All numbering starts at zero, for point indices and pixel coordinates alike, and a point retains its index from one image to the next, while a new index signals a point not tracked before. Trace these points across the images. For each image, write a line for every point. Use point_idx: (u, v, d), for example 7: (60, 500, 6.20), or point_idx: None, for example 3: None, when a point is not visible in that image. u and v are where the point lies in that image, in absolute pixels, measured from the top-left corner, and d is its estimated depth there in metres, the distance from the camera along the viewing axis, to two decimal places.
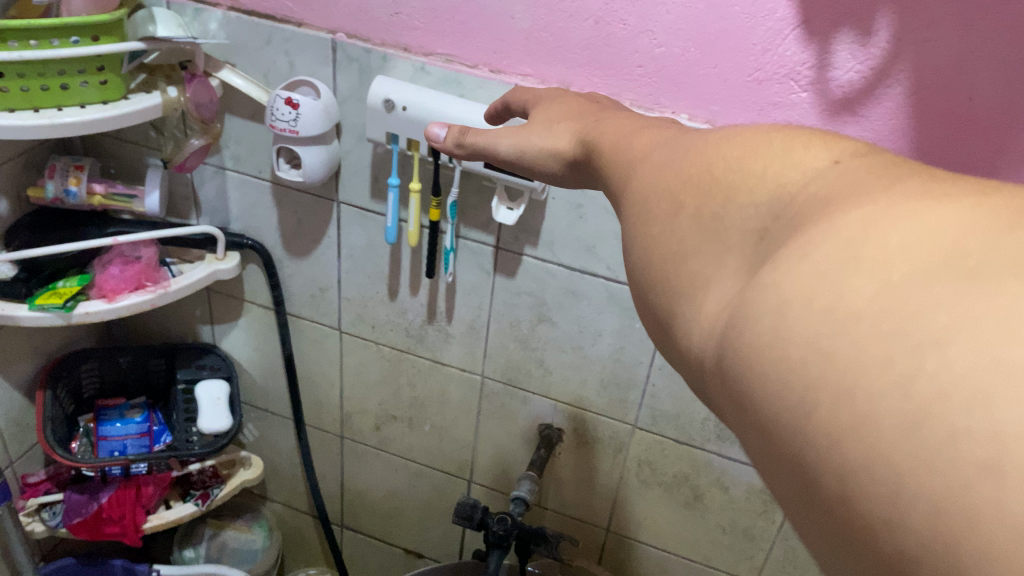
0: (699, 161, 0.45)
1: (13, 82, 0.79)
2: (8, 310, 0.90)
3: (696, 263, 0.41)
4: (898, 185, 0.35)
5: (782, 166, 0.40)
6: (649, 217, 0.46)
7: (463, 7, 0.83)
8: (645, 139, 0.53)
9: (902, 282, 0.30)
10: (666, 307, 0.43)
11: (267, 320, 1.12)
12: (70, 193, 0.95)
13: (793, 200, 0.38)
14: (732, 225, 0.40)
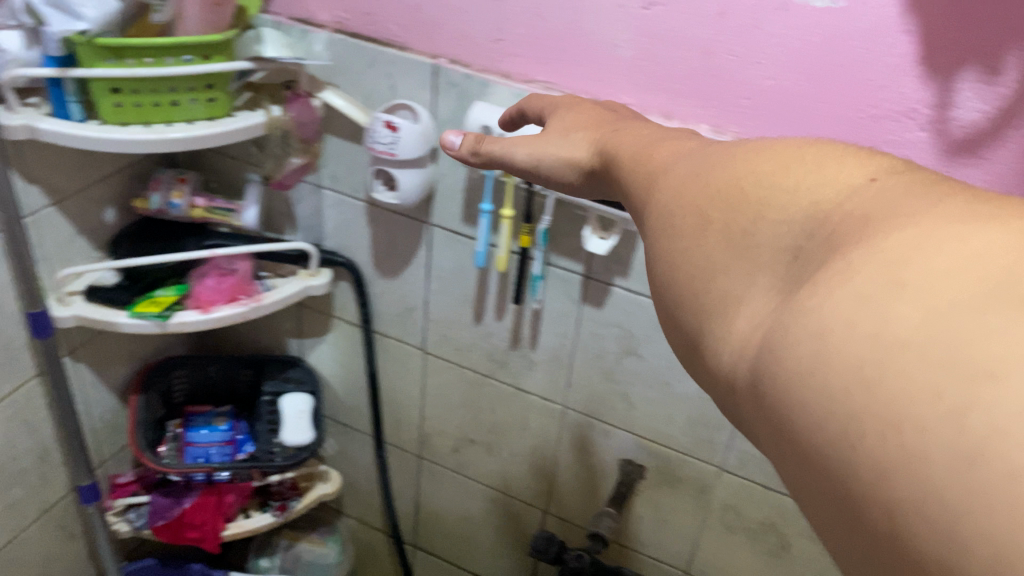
0: (723, 172, 0.36)
1: (127, 98, 0.82)
2: (109, 316, 0.94)
3: (726, 284, 0.33)
4: (943, 204, 0.28)
5: (818, 185, 0.32)
6: (673, 229, 0.37)
7: (565, 32, 0.78)
8: (665, 148, 0.44)
9: (951, 312, 0.24)
10: (684, 334, 0.35)
11: (354, 337, 1.13)
12: (173, 206, 0.98)
13: (825, 219, 0.30)
14: (764, 244, 0.32)
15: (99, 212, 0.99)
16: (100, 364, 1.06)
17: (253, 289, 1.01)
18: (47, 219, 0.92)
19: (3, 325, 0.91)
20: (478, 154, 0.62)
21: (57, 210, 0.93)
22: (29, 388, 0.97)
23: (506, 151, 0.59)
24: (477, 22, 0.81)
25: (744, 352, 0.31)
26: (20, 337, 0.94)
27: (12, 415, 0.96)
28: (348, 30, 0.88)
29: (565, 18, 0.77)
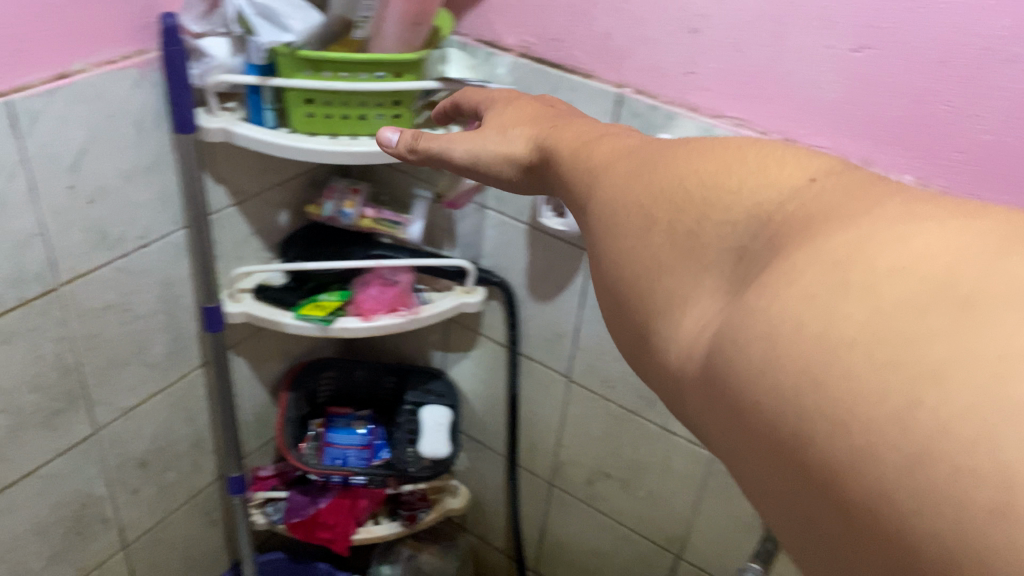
0: (665, 175, 0.41)
1: (319, 108, 0.85)
2: (276, 316, 0.97)
3: (675, 281, 0.37)
4: (880, 208, 0.32)
5: (765, 189, 0.36)
6: (620, 227, 0.42)
7: (764, 69, 0.75)
8: (605, 147, 0.49)
9: (890, 311, 0.27)
10: (633, 328, 0.40)
11: (499, 357, 1.12)
12: (344, 215, 1.00)
13: (770, 220, 0.35)
14: (709, 243, 0.36)
15: (273, 214, 1.02)
16: (257, 360, 1.09)
17: (411, 301, 1.01)
18: (227, 218, 0.96)
19: (177, 316, 0.95)
20: (416, 152, 0.69)
21: (237, 210, 0.96)
22: (193, 377, 1.01)
23: (442, 147, 0.66)
24: (670, 54, 0.80)
25: (694, 344, 0.35)
26: (190, 328, 0.97)
27: (175, 402, 1.00)
28: (534, 55, 0.89)
29: (766, 55, 0.74)
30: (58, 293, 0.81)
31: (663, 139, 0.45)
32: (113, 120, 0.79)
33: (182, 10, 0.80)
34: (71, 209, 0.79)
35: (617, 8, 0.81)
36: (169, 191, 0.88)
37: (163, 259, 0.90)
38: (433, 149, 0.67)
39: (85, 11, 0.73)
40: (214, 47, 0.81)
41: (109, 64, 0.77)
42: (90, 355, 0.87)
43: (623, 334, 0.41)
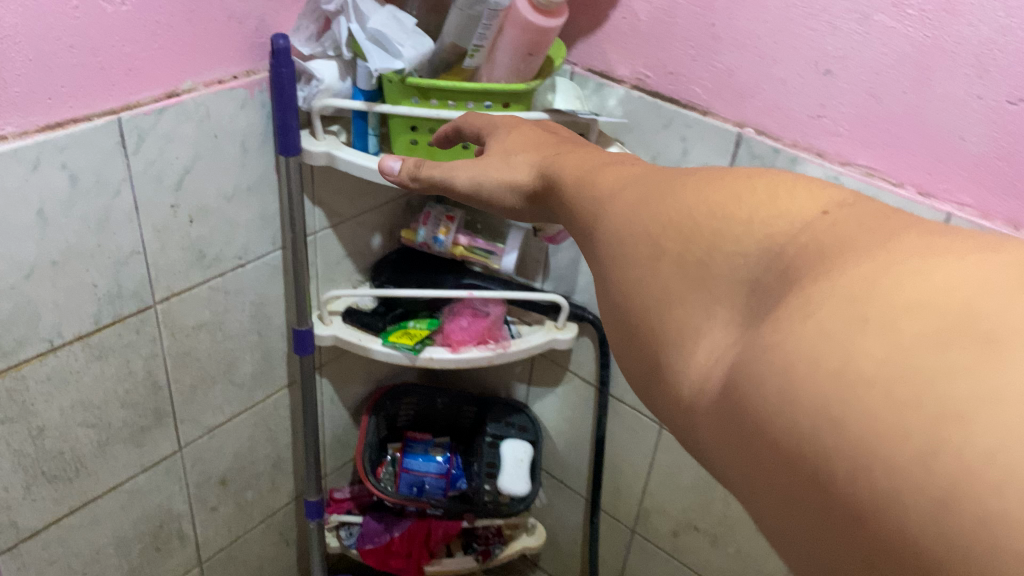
0: (672, 200, 0.35)
1: (423, 136, 0.83)
2: (364, 341, 0.95)
3: (685, 313, 0.32)
4: (895, 240, 0.28)
5: (772, 221, 0.31)
6: (623, 259, 0.36)
7: (903, 117, 0.70)
8: (611, 176, 0.44)
9: (910, 348, 0.24)
10: (639, 363, 0.35)
11: (587, 395, 1.07)
12: (438, 241, 0.98)
13: (782, 253, 0.30)
14: (718, 274, 0.32)
15: (367, 237, 1.00)
16: (341, 381, 1.08)
17: (500, 335, 0.98)
18: (323, 240, 0.94)
19: (267, 336, 0.94)
20: (418, 180, 0.68)
21: (333, 231, 0.95)
22: (279, 397, 1.00)
23: (438, 173, 0.64)
24: (800, 95, 0.76)
25: (706, 383, 0.30)
26: (280, 348, 0.96)
27: (259, 421, 0.99)
28: (648, 88, 0.86)
29: (907, 102, 0.69)
30: (153, 311, 0.80)
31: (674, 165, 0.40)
32: (220, 140, 0.78)
33: (292, 32, 0.79)
34: (172, 227, 0.78)
35: (743, 44, 0.77)
36: (269, 211, 0.86)
37: (257, 280, 0.89)
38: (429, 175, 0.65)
39: (202, 30, 0.73)
40: (322, 69, 0.79)
41: (220, 83, 0.76)
42: (180, 372, 0.86)
43: (629, 370, 0.36)
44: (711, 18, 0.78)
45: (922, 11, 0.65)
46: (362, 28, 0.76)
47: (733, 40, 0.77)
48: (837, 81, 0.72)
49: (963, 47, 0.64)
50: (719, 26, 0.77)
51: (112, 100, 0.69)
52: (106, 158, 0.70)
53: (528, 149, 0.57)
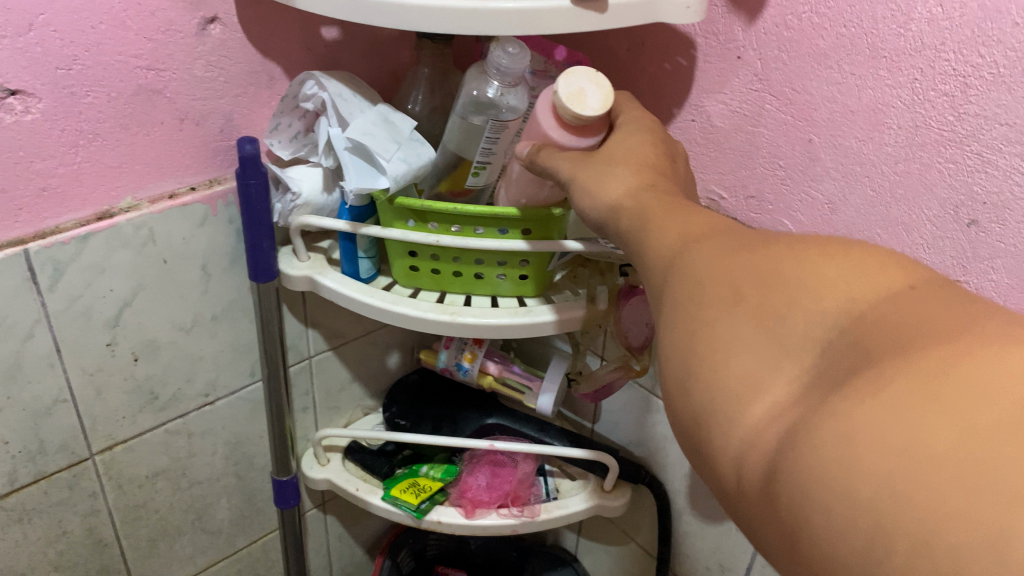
0: (755, 249, 0.30)
1: (425, 261, 0.65)
2: (361, 492, 0.78)
3: (748, 366, 0.27)
4: (982, 319, 0.24)
5: (864, 285, 0.26)
6: (688, 305, 0.30)
7: None
8: (675, 217, 0.35)
9: (988, 440, 0.21)
10: (679, 406, 0.30)
11: (644, 563, 0.86)
12: (462, 369, 0.79)
13: (865, 317, 0.25)
14: (790, 334, 0.26)
15: (383, 355, 0.84)
16: (351, 517, 0.91)
17: (531, 495, 0.78)
18: (321, 364, 0.78)
19: (249, 477, 0.79)
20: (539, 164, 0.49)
21: (334, 353, 0.79)
22: (269, 540, 0.85)
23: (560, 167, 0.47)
24: (930, 249, 0.53)
25: (756, 451, 0.26)
26: (266, 490, 0.81)
27: (244, 568, 0.84)
28: (721, 212, 0.66)
29: None
30: (90, 464, 0.66)
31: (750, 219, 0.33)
32: (170, 265, 0.63)
33: (269, 133, 0.62)
34: (112, 368, 0.64)
35: (850, 170, 0.56)
36: (243, 341, 0.71)
37: (232, 418, 0.74)
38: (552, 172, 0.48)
39: (143, 137, 0.58)
40: (300, 179, 0.63)
41: (170, 199, 0.61)
42: (133, 526, 0.72)
43: (674, 419, 0.30)
44: (807, 131, 0.57)
45: None
46: (343, 135, 0.59)
47: (838, 165, 0.56)
48: (989, 237, 0.50)
49: None
50: (819, 143, 0.57)
51: (18, 227, 0.55)
52: (11, 298, 0.56)
53: (629, 162, 0.44)
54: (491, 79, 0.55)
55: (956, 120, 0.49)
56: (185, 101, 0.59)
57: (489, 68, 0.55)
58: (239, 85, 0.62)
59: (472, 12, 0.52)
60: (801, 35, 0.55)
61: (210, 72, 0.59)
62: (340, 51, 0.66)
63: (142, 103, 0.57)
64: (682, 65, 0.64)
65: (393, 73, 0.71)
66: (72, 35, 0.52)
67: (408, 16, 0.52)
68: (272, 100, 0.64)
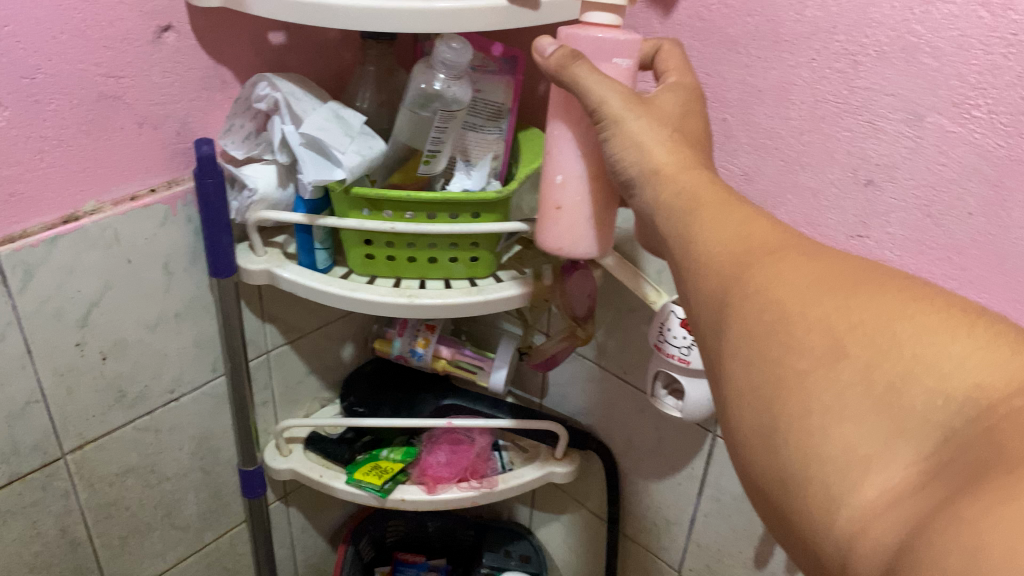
0: (864, 310, 0.31)
1: (381, 249, 0.69)
2: (326, 478, 0.81)
3: (858, 438, 0.28)
4: None
5: (997, 375, 0.28)
6: (779, 348, 0.32)
7: (967, 246, 0.54)
8: (732, 217, 0.39)
9: None
10: (776, 471, 0.31)
11: (596, 528, 0.92)
12: (416, 355, 0.83)
13: (999, 407, 0.27)
14: (913, 412, 0.28)
15: (337, 347, 0.88)
16: (313, 508, 0.94)
17: (488, 468, 0.84)
18: (279, 357, 0.82)
19: (215, 472, 0.82)
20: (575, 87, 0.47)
21: (292, 347, 0.82)
22: (236, 533, 0.88)
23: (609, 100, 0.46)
24: (834, 208, 0.60)
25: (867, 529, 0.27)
26: (231, 483, 0.84)
27: (213, 563, 0.86)
28: None
29: (975, 227, 0.53)
30: (62, 463, 0.68)
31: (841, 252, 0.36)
32: (135, 264, 0.66)
33: (223, 134, 0.66)
34: (82, 368, 0.66)
35: (761, 144, 0.63)
36: (205, 336, 0.75)
37: (197, 413, 0.77)
38: (595, 106, 0.47)
39: (105, 142, 0.61)
40: (255, 176, 0.67)
41: (132, 201, 0.64)
42: (105, 525, 0.74)
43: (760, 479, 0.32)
44: (721, 111, 0.64)
45: (991, 113, 0.50)
46: (296, 131, 0.63)
47: (751, 139, 0.63)
48: (883, 194, 0.57)
49: None
50: (733, 121, 0.64)
51: None
52: None
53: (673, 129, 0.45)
54: (437, 73, 0.60)
55: (849, 93, 0.56)
56: (144, 106, 0.62)
57: (435, 63, 0.60)
58: (194, 90, 0.65)
59: (408, 19, 0.56)
60: (712, 25, 0.62)
61: (167, 78, 0.63)
62: (287, 55, 0.70)
63: (103, 109, 0.60)
64: None
65: (338, 75, 0.75)
66: (37, 45, 0.55)
67: (339, 14, 0.56)
68: (225, 103, 0.68)
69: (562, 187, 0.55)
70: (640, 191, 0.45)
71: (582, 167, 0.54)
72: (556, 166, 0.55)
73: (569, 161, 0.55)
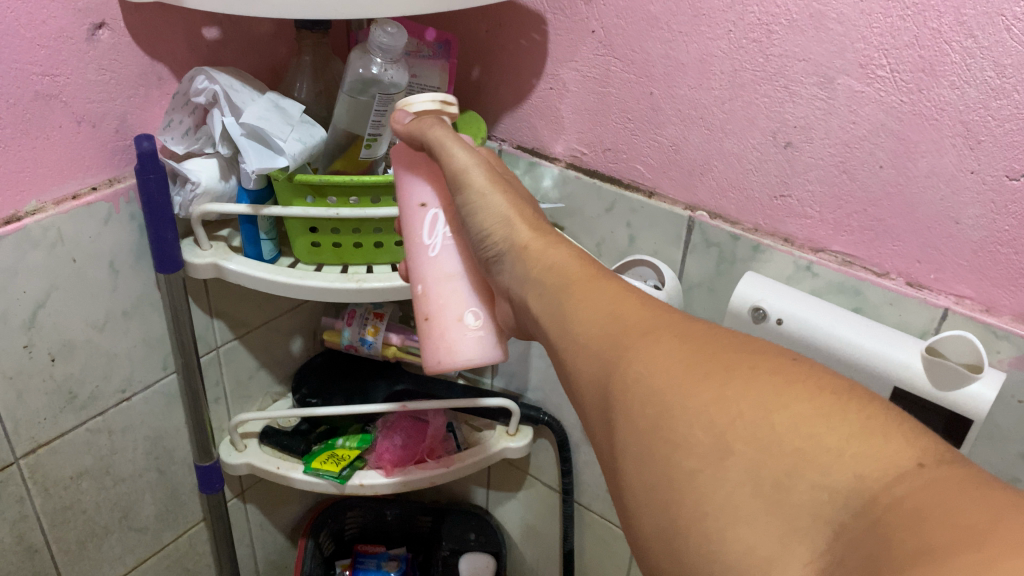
0: (739, 401, 0.36)
1: (326, 236, 0.71)
2: (283, 469, 0.81)
3: (752, 540, 0.32)
4: (1002, 517, 0.28)
5: (867, 464, 0.32)
6: (671, 438, 0.36)
7: (879, 197, 0.59)
8: (603, 293, 0.46)
9: None
10: (685, 573, 0.34)
11: (551, 502, 0.95)
12: (366, 343, 0.85)
13: (879, 501, 0.31)
14: (802, 510, 0.32)
15: (286, 341, 0.89)
16: (270, 504, 0.95)
17: (443, 448, 0.86)
18: (229, 353, 0.82)
19: (170, 471, 0.82)
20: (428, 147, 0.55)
21: (241, 342, 0.83)
22: (194, 532, 0.88)
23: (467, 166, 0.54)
24: (757, 171, 0.64)
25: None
26: (186, 482, 0.85)
27: (172, 564, 0.87)
28: (584, 165, 0.76)
29: (886, 179, 0.57)
30: (16, 468, 0.67)
31: (718, 335, 0.41)
32: (80, 264, 0.66)
33: (162, 129, 0.66)
34: (31, 370, 0.65)
35: (687, 115, 0.66)
36: (154, 335, 0.75)
37: (149, 412, 0.77)
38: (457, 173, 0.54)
39: (44, 141, 0.61)
40: (198, 170, 0.67)
41: (74, 199, 0.64)
42: (62, 530, 0.73)
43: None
44: (648, 86, 0.67)
45: (894, 72, 0.54)
46: (237, 122, 0.64)
47: (677, 111, 0.66)
48: (802, 154, 0.61)
49: (948, 113, 0.53)
50: (659, 94, 0.67)
51: None
52: None
53: (526, 211, 0.54)
54: (374, 57, 0.62)
55: (766, 61, 0.60)
56: (81, 104, 0.62)
57: (372, 49, 0.62)
58: (131, 86, 0.65)
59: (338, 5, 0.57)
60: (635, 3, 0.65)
61: (102, 76, 0.63)
62: (221, 51, 0.71)
63: (41, 108, 0.60)
64: (536, 40, 0.73)
65: (273, 69, 0.76)
66: None
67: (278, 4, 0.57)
68: (162, 100, 0.68)
69: (427, 294, 0.58)
70: (513, 266, 0.52)
71: (438, 269, 0.57)
72: (417, 278, 0.58)
73: (424, 269, 0.58)
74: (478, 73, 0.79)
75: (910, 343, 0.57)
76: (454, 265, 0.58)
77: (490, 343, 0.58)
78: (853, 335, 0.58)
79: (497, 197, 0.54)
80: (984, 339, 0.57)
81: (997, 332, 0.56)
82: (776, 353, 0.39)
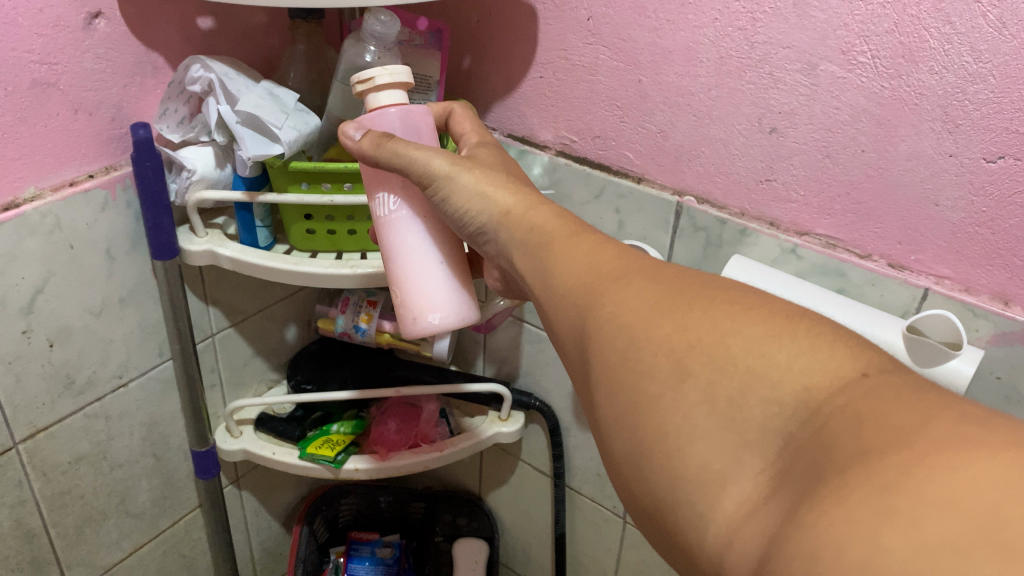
0: (699, 330, 0.39)
1: (320, 223, 0.72)
2: (279, 455, 0.82)
3: (707, 453, 0.36)
4: (935, 422, 0.31)
5: (812, 375, 0.35)
6: (639, 368, 0.40)
7: (861, 181, 0.60)
8: (577, 247, 0.49)
9: (935, 554, 0.26)
10: (655, 487, 0.38)
11: (543, 487, 0.96)
12: (360, 330, 0.86)
13: (821, 409, 0.34)
14: (753, 422, 0.35)
15: (280, 329, 0.90)
16: (265, 492, 0.96)
17: (436, 433, 0.88)
18: (224, 340, 0.83)
19: (165, 457, 0.83)
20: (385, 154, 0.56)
21: (235, 329, 0.84)
22: (190, 519, 0.90)
23: (431, 163, 0.55)
24: (743, 156, 0.66)
25: (732, 538, 0.34)
26: (181, 468, 0.86)
27: (168, 549, 0.88)
28: (573, 153, 0.77)
29: (867, 163, 0.59)
30: (14, 453, 0.68)
31: (685, 274, 0.44)
32: (77, 250, 0.66)
33: (158, 118, 0.67)
34: (30, 356, 0.66)
35: (674, 102, 0.67)
36: (149, 321, 0.76)
37: (145, 398, 0.78)
38: (421, 169, 0.55)
39: (42, 129, 0.62)
40: (194, 158, 0.68)
41: (71, 186, 0.65)
42: (60, 515, 0.74)
43: (638, 492, 0.39)
44: (636, 74, 0.69)
45: (875, 58, 0.56)
46: (232, 110, 0.65)
47: (664, 98, 0.68)
48: (786, 139, 0.62)
49: (928, 97, 0.54)
50: (647, 82, 0.68)
51: None
52: None
53: (501, 179, 0.56)
54: (368, 45, 0.64)
55: (751, 48, 0.61)
56: (78, 92, 0.63)
57: (365, 35, 0.63)
58: (126, 75, 0.66)
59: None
60: None
61: (98, 64, 0.64)
62: (215, 40, 0.72)
63: (38, 97, 0.60)
64: (526, 29, 0.74)
65: (265, 57, 0.77)
66: None
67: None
68: (157, 89, 0.69)
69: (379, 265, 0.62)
70: (495, 232, 0.54)
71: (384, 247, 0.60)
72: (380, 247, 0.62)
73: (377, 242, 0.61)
74: (468, 63, 0.80)
75: (891, 323, 0.58)
76: (394, 242, 0.59)
77: (411, 319, 0.59)
78: (837, 314, 0.59)
79: (465, 176, 0.55)
80: (963, 317, 0.59)
81: (976, 310, 0.58)
82: (738, 289, 0.42)
